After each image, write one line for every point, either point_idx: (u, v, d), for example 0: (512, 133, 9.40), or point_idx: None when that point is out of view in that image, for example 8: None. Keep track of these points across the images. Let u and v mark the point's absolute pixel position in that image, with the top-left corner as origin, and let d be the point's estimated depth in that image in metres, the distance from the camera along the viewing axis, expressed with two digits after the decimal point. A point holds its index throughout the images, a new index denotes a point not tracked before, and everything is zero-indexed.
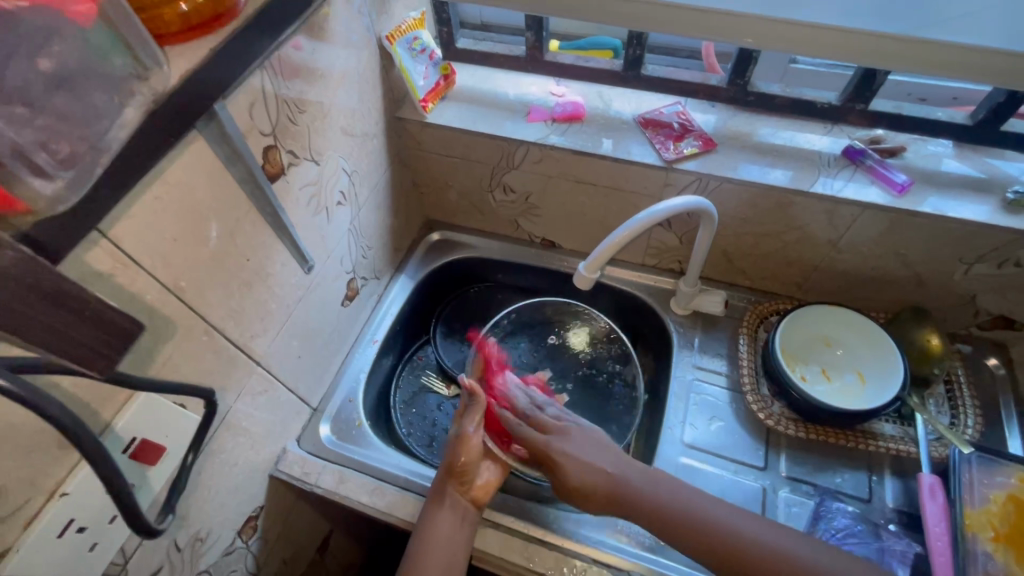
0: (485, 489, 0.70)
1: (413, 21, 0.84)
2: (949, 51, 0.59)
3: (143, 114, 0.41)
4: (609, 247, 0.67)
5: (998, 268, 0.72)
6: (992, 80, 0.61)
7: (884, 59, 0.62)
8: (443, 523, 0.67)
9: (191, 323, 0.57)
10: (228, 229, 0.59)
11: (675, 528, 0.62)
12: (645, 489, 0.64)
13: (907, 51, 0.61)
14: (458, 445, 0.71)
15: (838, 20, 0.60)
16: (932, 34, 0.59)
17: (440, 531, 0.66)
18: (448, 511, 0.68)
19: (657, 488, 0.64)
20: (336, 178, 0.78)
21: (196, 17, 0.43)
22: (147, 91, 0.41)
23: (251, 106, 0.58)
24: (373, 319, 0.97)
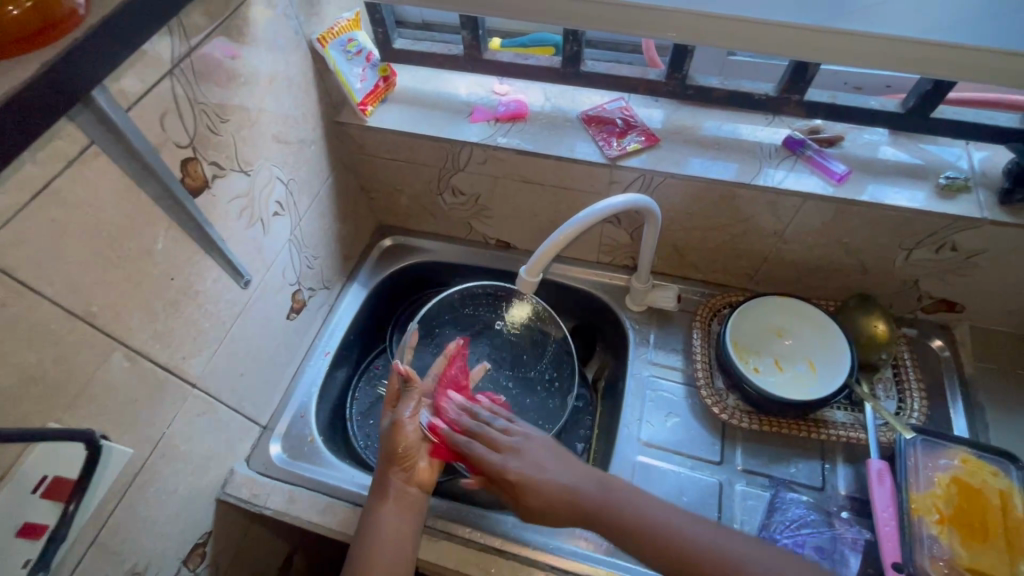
0: (429, 473, 0.69)
1: (346, 22, 0.81)
2: (872, 41, 0.59)
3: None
4: (550, 249, 0.65)
5: (937, 253, 0.73)
6: (917, 70, 0.61)
7: (812, 52, 0.62)
8: (387, 519, 0.66)
9: (107, 349, 0.54)
10: (145, 247, 0.56)
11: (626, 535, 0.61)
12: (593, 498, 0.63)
13: (833, 43, 0.60)
14: (392, 434, 0.69)
15: (764, 14, 0.60)
16: (853, 25, 0.59)
17: (386, 526, 0.65)
18: (391, 503, 0.67)
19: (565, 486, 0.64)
20: (271, 188, 0.75)
21: (25, 27, 0.40)
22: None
23: (162, 116, 0.55)
24: (325, 330, 0.94)
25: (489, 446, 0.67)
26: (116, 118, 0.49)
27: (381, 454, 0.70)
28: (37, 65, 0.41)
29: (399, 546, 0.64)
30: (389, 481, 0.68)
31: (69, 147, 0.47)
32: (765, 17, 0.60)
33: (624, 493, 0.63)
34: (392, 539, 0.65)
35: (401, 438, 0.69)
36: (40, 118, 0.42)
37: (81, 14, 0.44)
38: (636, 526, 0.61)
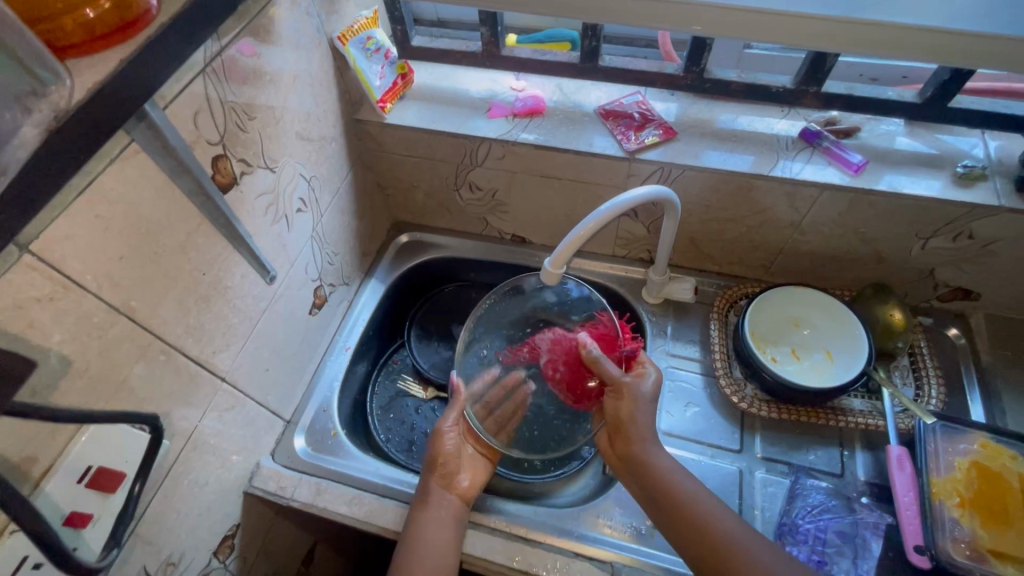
0: (468, 488, 0.73)
1: (365, 20, 0.82)
2: (892, 31, 0.60)
3: (43, 134, 0.39)
4: (573, 241, 0.65)
5: (954, 241, 0.73)
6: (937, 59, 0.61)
7: (832, 44, 0.63)
8: (431, 526, 0.68)
9: (145, 343, 0.55)
10: (179, 243, 0.57)
11: (681, 526, 0.61)
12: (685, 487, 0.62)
13: (853, 33, 0.61)
14: (437, 442, 0.74)
15: (784, 6, 0.61)
16: (872, 16, 0.60)
17: (428, 531, 0.67)
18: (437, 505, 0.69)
19: (670, 476, 0.63)
20: (295, 185, 0.76)
21: (101, 27, 0.43)
22: (49, 107, 0.40)
23: (196, 114, 0.56)
24: (345, 326, 0.95)
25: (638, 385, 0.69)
26: (156, 118, 0.50)
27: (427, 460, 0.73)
28: (101, 63, 0.43)
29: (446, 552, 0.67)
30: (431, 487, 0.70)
31: (111, 145, 0.48)
32: (785, 9, 0.61)
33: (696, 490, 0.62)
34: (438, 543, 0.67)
35: (444, 446, 0.73)
36: (114, 125, 0.43)
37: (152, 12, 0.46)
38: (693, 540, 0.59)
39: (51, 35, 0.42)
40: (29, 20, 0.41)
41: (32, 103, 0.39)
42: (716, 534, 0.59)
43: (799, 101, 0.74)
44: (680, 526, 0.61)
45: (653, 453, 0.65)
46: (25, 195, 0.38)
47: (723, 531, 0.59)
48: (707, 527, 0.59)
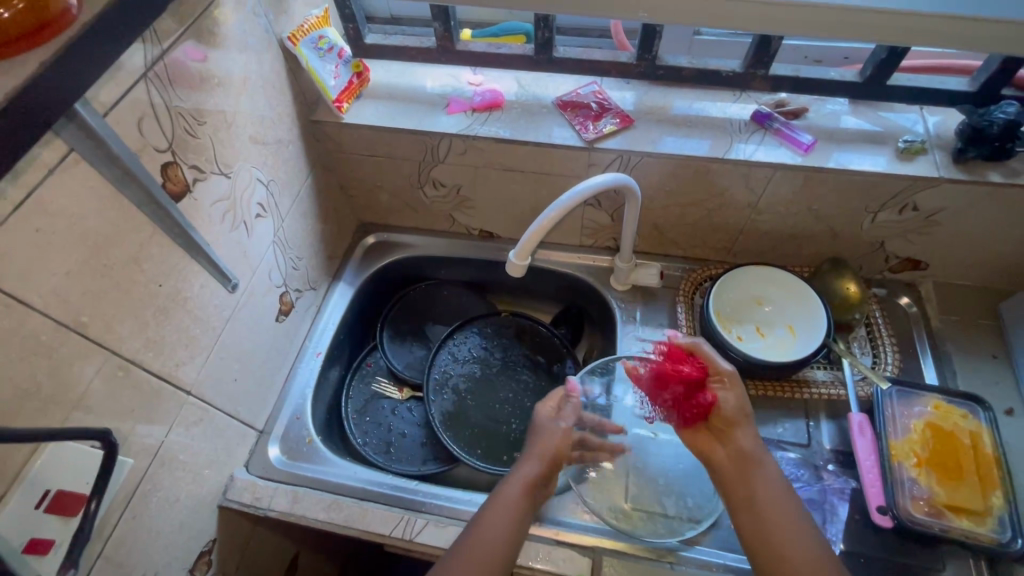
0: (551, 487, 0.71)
1: (316, 20, 0.80)
2: (830, 13, 0.62)
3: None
4: (538, 232, 0.65)
5: (900, 214, 0.77)
6: (874, 39, 0.64)
7: (774, 26, 0.64)
8: (501, 510, 0.64)
9: (100, 359, 0.53)
10: (131, 254, 0.55)
11: (749, 503, 0.60)
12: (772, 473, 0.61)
13: (793, 16, 0.63)
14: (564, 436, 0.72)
15: None
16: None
17: (499, 518, 0.64)
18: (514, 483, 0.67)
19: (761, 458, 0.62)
20: (252, 190, 0.74)
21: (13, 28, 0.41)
22: None
23: (140, 121, 0.54)
24: (314, 331, 0.94)
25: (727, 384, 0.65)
26: (95, 126, 0.48)
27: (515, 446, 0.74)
28: (13, 65, 0.41)
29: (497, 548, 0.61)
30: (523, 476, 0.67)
31: (47, 155, 0.46)
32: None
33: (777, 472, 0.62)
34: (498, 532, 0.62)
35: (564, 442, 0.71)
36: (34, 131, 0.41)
37: (71, 11, 0.44)
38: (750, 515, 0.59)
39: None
40: None
41: None
42: (789, 540, 0.57)
43: (749, 84, 0.75)
44: (743, 500, 0.60)
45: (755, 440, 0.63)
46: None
47: (796, 544, 0.57)
48: (783, 535, 0.57)
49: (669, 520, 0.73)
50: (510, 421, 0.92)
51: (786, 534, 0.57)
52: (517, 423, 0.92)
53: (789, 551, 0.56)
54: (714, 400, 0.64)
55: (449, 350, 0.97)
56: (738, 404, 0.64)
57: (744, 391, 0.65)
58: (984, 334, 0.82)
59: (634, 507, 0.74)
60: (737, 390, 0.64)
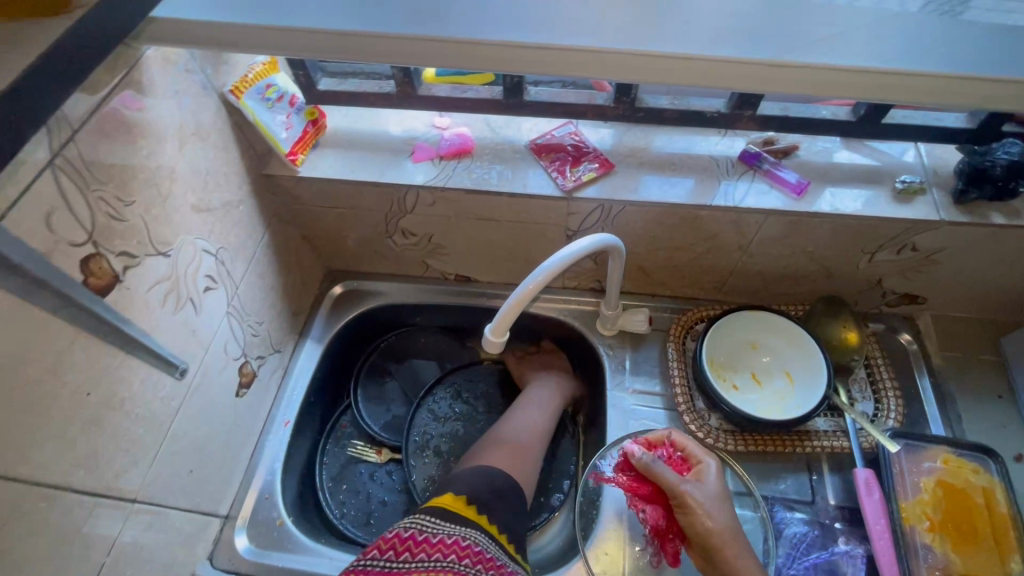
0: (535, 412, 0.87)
1: (262, 67, 0.73)
2: (824, 72, 0.56)
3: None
4: (515, 306, 0.59)
5: (897, 254, 0.73)
6: (866, 96, 0.58)
7: (762, 83, 0.58)
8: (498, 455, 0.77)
9: (16, 496, 0.46)
10: (48, 368, 0.48)
11: None
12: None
13: (783, 76, 0.57)
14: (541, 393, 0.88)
15: (709, 50, 0.56)
16: (803, 57, 0.56)
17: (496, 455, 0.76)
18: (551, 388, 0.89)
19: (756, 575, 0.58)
20: (198, 262, 0.67)
21: None
22: None
23: (48, 217, 0.47)
24: (281, 396, 0.87)
25: (697, 498, 0.62)
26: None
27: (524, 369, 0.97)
28: None
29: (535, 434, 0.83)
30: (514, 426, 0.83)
31: None
32: (712, 53, 0.56)
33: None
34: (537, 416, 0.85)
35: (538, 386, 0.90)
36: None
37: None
38: None
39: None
40: None
41: None
42: None
43: (735, 125, 0.70)
44: None
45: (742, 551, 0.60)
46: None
47: None
48: None
49: None
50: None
51: None
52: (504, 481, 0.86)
53: None
54: (687, 517, 0.62)
55: (428, 408, 0.93)
56: (708, 522, 0.61)
57: (709, 502, 0.62)
58: (986, 371, 0.79)
59: None
60: (700, 507, 0.61)
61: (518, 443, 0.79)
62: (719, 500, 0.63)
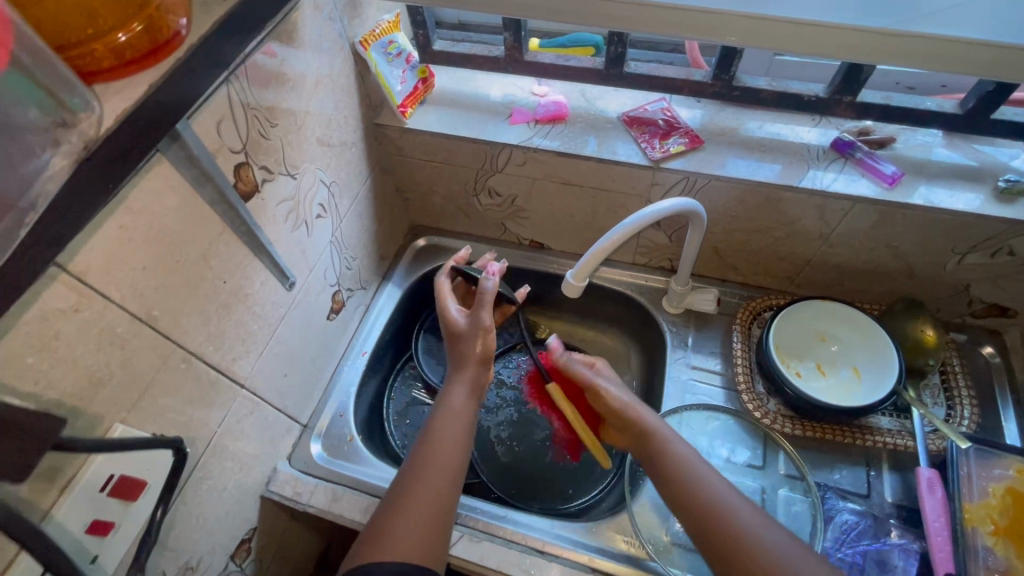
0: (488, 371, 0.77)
1: (387, 24, 0.81)
2: (938, 44, 0.59)
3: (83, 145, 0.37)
4: (597, 253, 0.64)
5: (991, 258, 0.71)
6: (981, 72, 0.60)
7: (873, 55, 0.61)
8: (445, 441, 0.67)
9: (166, 352, 0.55)
10: (201, 251, 0.57)
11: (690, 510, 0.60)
12: (770, 544, 0.55)
13: (897, 46, 0.60)
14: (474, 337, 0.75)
15: (818, 15, 0.60)
16: (917, 27, 0.58)
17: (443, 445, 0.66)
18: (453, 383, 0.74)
19: (754, 531, 0.57)
20: (315, 191, 0.75)
21: (133, 52, 0.40)
22: (79, 134, 0.37)
23: (219, 124, 0.56)
24: (362, 330, 0.95)
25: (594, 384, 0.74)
26: (183, 131, 0.50)
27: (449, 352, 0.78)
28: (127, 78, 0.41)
29: (450, 455, 0.66)
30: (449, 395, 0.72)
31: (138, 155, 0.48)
32: (819, 18, 0.59)
33: (774, 536, 0.56)
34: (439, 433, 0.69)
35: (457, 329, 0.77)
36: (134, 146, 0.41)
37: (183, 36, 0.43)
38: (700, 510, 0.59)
39: (78, 61, 0.39)
40: (57, 46, 0.38)
41: (63, 136, 0.36)
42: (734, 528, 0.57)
43: (833, 110, 0.72)
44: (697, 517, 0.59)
45: (729, 500, 0.60)
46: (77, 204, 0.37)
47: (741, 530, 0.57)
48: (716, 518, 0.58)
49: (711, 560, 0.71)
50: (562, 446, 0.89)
51: (710, 504, 0.59)
52: (570, 453, 0.89)
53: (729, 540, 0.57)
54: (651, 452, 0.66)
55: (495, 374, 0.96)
56: (619, 398, 0.71)
57: (615, 386, 0.74)
58: None
59: (674, 541, 0.73)
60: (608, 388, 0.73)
61: (456, 443, 0.67)
62: (701, 459, 0.64)
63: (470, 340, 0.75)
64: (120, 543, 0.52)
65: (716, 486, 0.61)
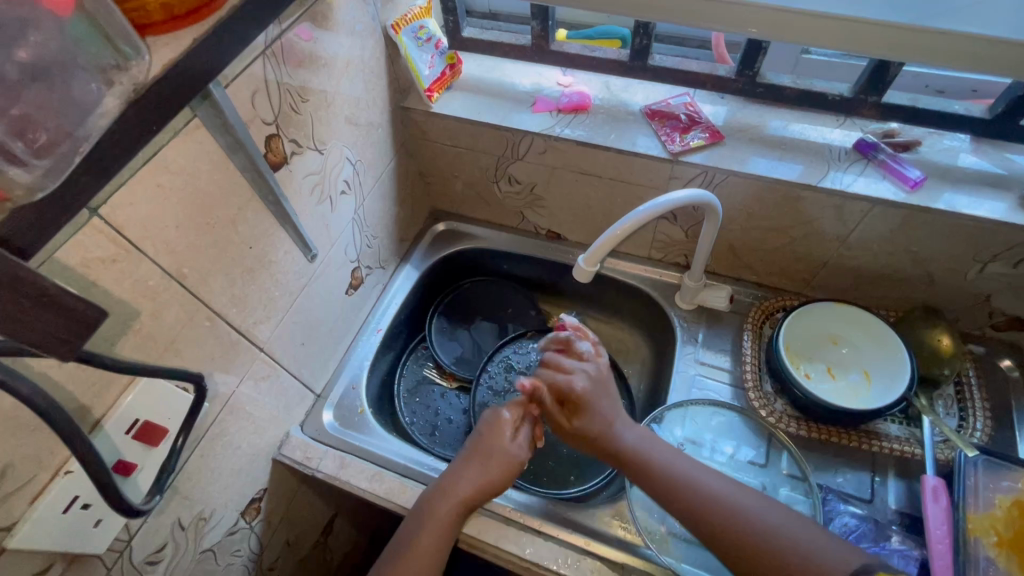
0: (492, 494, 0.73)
1: (418, 10, 0.83)
2: (963, 41, 0.59)
3: (121, 101, 0.40)
4: (610, 239, 0.66)
5: (1014, 268, 0.70)
6: (1014, 74, 0.60)
7: (895, 50, 0.62)
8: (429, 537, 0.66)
9: (193, 308, 0.59)
10: (230, 216, 0.60)
11: (673, 495, 0.65)
12: (725, 497, 0.64)
13: (919, 41, 0.60)
14: (489, 459, 0.71)
15: (841, 9, 0.61)
16: (939, 25, 0.59)
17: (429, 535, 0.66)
18: (467, 459, 0.71)
19: (708, 488, 0.65)
20: (341, 167, 0.78)
21: (179, 7, 0.43)
22: (127, 79, 0.41)
23: (253, 95, 0.58)
24: (377, 308, 0.97)
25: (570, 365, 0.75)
26: (214, 89, 0.52)
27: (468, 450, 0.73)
28: (169, 40, 0.43)
29: (440, 545, 0.66)
30: (442, 500, 0.68)
31: (176, 119, 0.50)
32: (843, 13, 0.61)
33: (728, 492, 0.64)
34: (443, 509, 0.68)
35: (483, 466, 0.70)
36: (170, 104, 0.43)
37: None
38: (686, 502, 0.64)
39: (134, 13, 0.42)
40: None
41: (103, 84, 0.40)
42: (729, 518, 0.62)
43: (859, 110, 0.74)
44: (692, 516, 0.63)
45: (681, 469, 0.66)
46: (105, 152, 0.40)
47: (734, 515, 0.62)
48: (701, 508, 0.63)
49: (708, 554, 0.70)
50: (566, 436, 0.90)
51: (698, 502, 0.64)
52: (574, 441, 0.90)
53: (722, 526, 0.62)
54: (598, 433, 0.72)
55: (504, 359, 0.98)
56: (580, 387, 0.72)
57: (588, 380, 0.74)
58: None
59: (670, 531, 0.72)
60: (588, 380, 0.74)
61: (441, 537, 0.66)
62: (669, 454, 0.69)
63: (494, 446, 0.71)
64: (141, 482, 0.55)
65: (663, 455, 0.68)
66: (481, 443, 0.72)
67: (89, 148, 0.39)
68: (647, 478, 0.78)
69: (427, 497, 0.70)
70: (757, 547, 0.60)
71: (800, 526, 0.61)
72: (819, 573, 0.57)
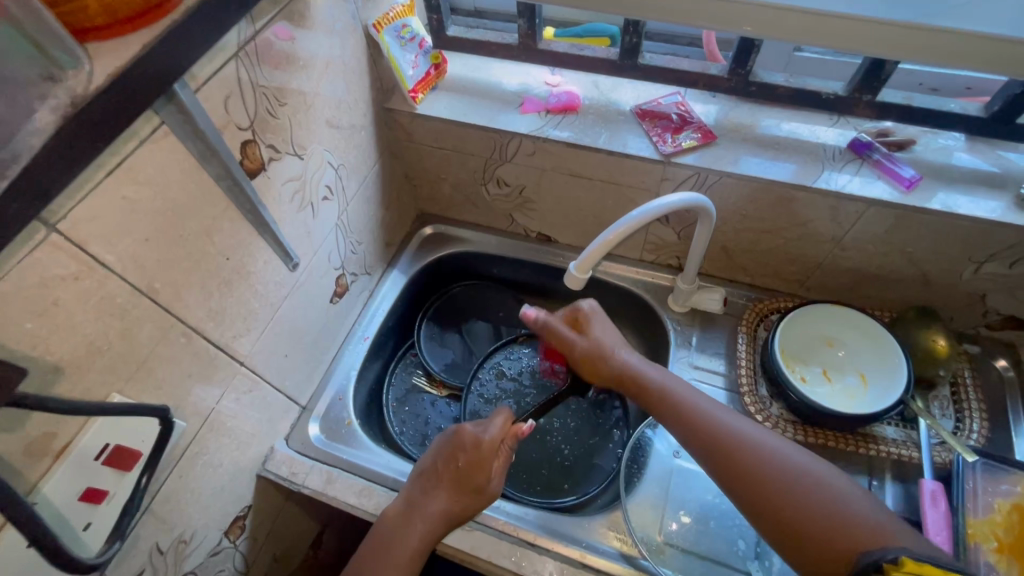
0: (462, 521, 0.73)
1: (400, 8, 0.81)
2: (960, 37, 0.57)
3: (72, 107, 0.37)
4: (603, 245, 0.64)
5: (1009, 268, 0.69)
6: (1011, 71, 0.59)
7: (890, 47, 0.60)
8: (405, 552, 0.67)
9: (167, 324, 0.56)
10: (204, 227, 0.57)
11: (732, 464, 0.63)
12: (775, 459, 0.62)
13: (914, 39, 0.59)
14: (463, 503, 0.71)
15: (836, 6, 0.59)
16: (934, 20, 0.57)
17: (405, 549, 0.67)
18: (438, 487, 0.71)
19: (748, 441, 0.64)
20: (322, 172, 0.75)
21: (125, 10, 0.40)
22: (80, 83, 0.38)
23: (226, 99, 0.55)
24: (364, 315, 0.95)
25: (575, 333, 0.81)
26: (180, 92, 0.49)
27: (438, 481, 0.71)
28: (126, 42, 0.41)
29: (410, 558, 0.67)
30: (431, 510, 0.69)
31: (141, 126, 0.47)
32: (837, 10, 0.59)
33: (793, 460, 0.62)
34: (408, 542, 0.68)
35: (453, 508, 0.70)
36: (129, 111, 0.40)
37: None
38: (750, 466, 0.62)
39: (71, 17, 0.39)
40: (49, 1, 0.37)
41: (50, 91, 0.37)
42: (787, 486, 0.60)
43: (851, 109, 0.71)
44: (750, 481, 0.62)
45: (744, 432, 0.65)
46: (52, 165, 0.37)
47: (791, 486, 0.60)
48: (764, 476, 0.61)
49: (702, 563, 0.70)
50: (559, 443, 0.89)
51: (758, 466, 0.62)
52: (568, 449, 0.88)
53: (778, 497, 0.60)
54: (640, 390, 0.73)
55: (495, 365, 0.96)
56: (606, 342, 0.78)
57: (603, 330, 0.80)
58: None
59: (667, 540, 0.72)
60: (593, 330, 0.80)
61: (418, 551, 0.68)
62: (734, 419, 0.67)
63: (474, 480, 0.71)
64: (110, 513, 0.52)
65: (705, 408, 0.68)
66: (457, 475, 0.71)
67: (18, 172, 0.35)
68: (644, 487, 0.77)
69: (399, 506, 0.71)
70: (810, 514, 0.58)
71: (856, 496, 0.59)
72: (866, 554, 0.54)
